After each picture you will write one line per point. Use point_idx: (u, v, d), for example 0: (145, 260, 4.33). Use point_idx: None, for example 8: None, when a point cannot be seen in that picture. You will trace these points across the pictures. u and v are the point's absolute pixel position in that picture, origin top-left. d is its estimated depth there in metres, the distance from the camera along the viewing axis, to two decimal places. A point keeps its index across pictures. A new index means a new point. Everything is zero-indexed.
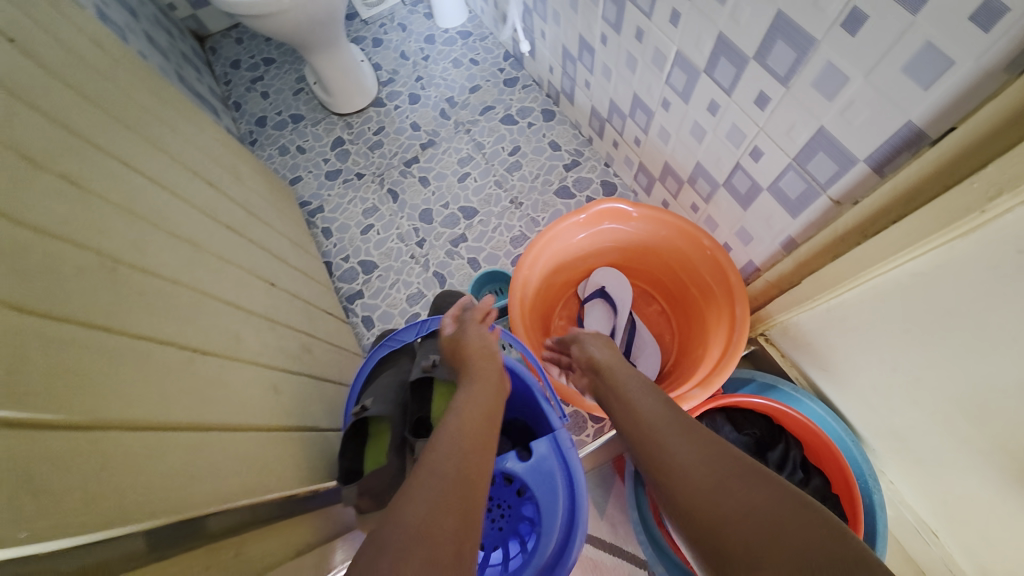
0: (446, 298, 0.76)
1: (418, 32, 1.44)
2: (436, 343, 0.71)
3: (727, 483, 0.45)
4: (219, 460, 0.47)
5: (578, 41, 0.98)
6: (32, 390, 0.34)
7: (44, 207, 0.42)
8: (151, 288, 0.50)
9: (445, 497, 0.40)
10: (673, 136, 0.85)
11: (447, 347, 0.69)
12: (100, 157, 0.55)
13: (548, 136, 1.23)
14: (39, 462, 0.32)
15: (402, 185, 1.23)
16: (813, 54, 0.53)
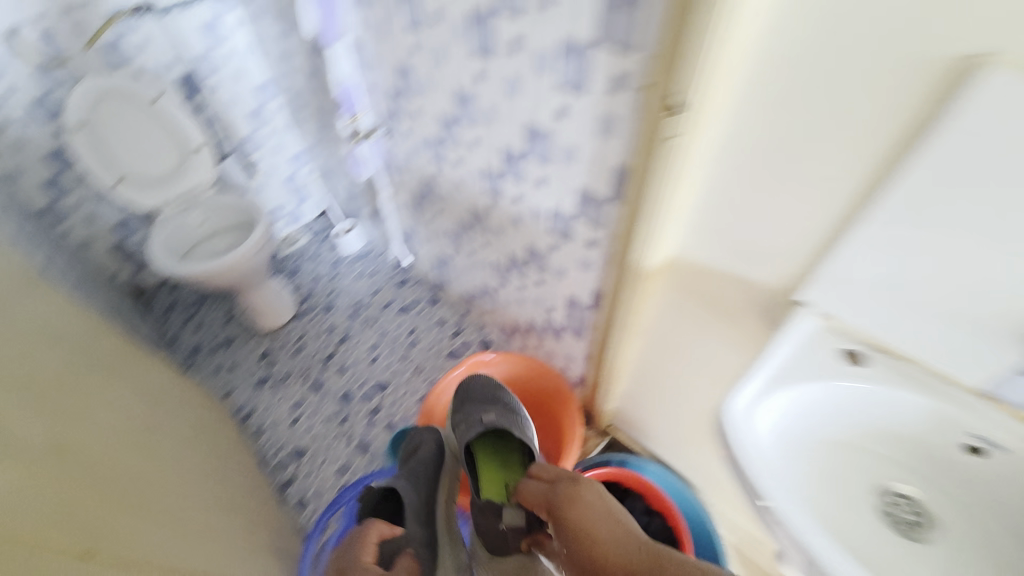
0: (481, 377, 1.04)
1: (326, 258, 1.88)
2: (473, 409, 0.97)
3: None
4: None
5: (440, 256, 1.46)
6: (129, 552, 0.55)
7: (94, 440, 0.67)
8: (154, 486, 0.72)
9: None
10: (511, 305, 1.29)
11: (496, 407, 0.95)
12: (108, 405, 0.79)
13: (436, 316, 1.63)
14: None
15: (323, 378, 1.51)
16: (547, 262, 0.99)
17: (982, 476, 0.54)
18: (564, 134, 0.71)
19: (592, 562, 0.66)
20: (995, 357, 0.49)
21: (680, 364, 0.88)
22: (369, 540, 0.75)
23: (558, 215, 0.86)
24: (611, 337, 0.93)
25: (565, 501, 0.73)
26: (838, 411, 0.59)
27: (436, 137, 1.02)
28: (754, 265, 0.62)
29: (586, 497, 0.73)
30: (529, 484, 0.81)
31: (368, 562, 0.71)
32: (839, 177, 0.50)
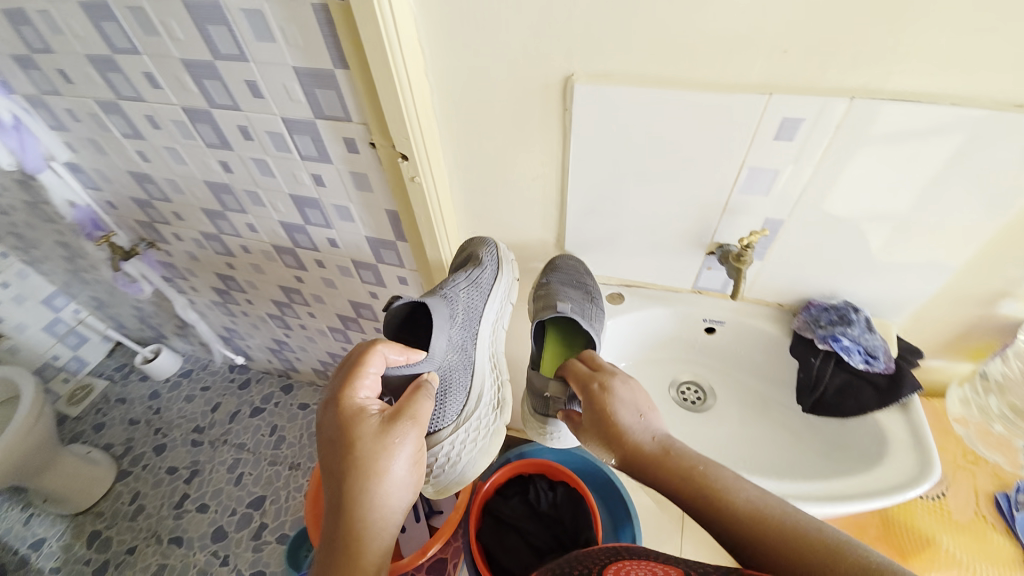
0: (564, 259, 0.68)
1: (138, 396, 1.60)
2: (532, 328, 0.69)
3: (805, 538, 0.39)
4: None
5: (273, 341, 1.37)
6: None
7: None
8: None
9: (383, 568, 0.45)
10: None
11: (571, 292, 0.64)
12: None
13: (295, 402, 1.52)
14: None
15: (183, 527, 1.29)
16: (374, 309, 1.02)
17: (726, 347, 0.70)
18: (329, 197, 0.77)
19: (611, 442, 0.51)
20: (690, 264, 0.65)
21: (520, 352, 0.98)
22: (368, 373, 0.51)
23: (362, 266, 0.90)
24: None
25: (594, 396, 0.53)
26: (622, 347, 0.71)
27: (211, 230, 0.97)
28: (527, 257, 0.74)
29: (625, 401, 0.52)
30: (571, 363, 0.58)
31: (366, 428, 0.48)
32: (538, 179, 0.62)
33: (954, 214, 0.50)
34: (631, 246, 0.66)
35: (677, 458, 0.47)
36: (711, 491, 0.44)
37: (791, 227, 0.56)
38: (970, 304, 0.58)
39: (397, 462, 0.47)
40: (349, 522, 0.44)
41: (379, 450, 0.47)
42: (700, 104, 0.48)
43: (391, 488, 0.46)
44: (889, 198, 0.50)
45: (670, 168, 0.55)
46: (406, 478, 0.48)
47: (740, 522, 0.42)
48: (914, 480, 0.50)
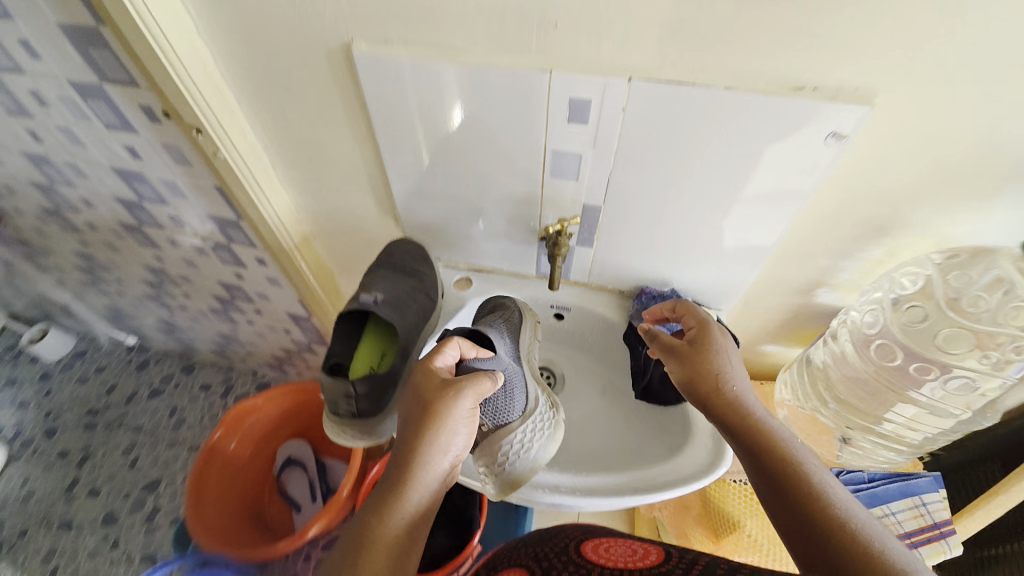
0: (401, 245, 0.63)
1: (28, 378, 1.49)
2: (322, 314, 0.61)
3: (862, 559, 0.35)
4: None
5: (162, 321, 1.29)
6: None
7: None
8: None
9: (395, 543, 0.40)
10: (257, 339, 1.22)
11: (395, 281, 0.59)
12: None
13: (197, 383, 1.46)
14: None
15: (71, 513, 1.24)
16: (246, 290, 0.96)
17: (575, 332, 0.69)
18: (153, 172, 0.69)
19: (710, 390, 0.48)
20: (529, 250, 0.62)
21: None
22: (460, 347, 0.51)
23: (217, 245, 0.84)
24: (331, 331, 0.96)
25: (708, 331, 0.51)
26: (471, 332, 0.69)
27: (48, 205, 0.88)
28: (373, 238, 0.70)
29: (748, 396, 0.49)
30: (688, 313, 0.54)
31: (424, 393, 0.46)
32: (357, 158, 0.57)
33: (757, 204, 0.48)
34: (465, 229, 0.62)
35: (788, 446, 0.44)
36: (803, 473, 0.42)
37: (608, 214, 0.53)
38: (791, 291, 0.58)
39: (442, 438, 0.44)
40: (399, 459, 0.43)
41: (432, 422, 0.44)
42: (487, 80, 0.44)
43: (436, 444, 0.44)
44: (692, 186, 0.48)
45: (481, 149, 0.51)
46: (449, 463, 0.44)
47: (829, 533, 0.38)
48: (704, 469, 0.51)
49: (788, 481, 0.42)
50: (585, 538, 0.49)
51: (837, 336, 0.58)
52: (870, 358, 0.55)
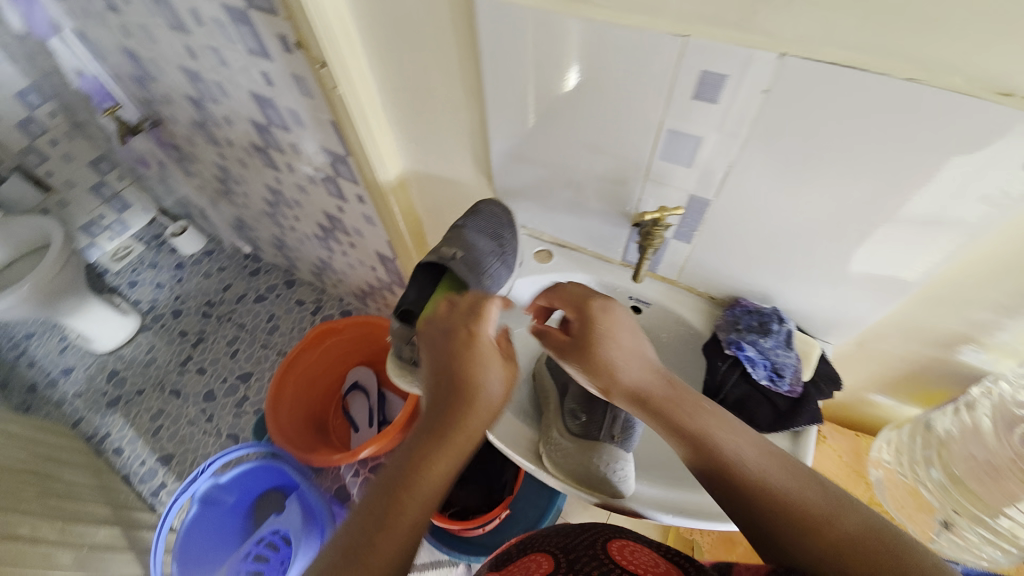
0: (488, 204, 0.61)
1: (166, 264, 1.78)
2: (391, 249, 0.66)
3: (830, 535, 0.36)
4: None
5: (274, 237, 1.44)
6: None
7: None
8: None
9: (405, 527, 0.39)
10: (347, 270, 1.31)
11: (479, 242, 0.59)
12: None
13: (294, 298, 1.63)
14: None
15: (182, 382, 1.47)
16: (344, 223, 1.02)
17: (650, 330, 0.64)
18: (282, 99, 0.74)
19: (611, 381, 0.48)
20: (618, 234, 0.58)
21: None
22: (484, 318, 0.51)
23: (325, 176, 0.89)
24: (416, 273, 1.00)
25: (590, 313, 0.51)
26: None
27: (198, 117, 0.99)
28: (465, 194, 0.70)
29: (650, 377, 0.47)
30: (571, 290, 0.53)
31: (458, 339, 0.49)
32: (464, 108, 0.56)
33: (906, 231, 0.40)
34: (554, 199, 0.59)
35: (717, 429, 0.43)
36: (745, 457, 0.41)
37: (715, 210, 0.48)
38: (928, 342, 0.50)
39: (477, 396, 0.46)
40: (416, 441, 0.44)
41: (472, 360, 0.47)
42: (608, 40, 0.40)
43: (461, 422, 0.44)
44: (817, 195, 0.41)
45: (587, 117, 0.47)
46: (482, 420, 0.45)
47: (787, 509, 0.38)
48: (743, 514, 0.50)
49: (733, 468, 0.41)
50: (613, 536, 0.49)
51: (973, 407, 0.52)
52: (1007, 441, 0.49)
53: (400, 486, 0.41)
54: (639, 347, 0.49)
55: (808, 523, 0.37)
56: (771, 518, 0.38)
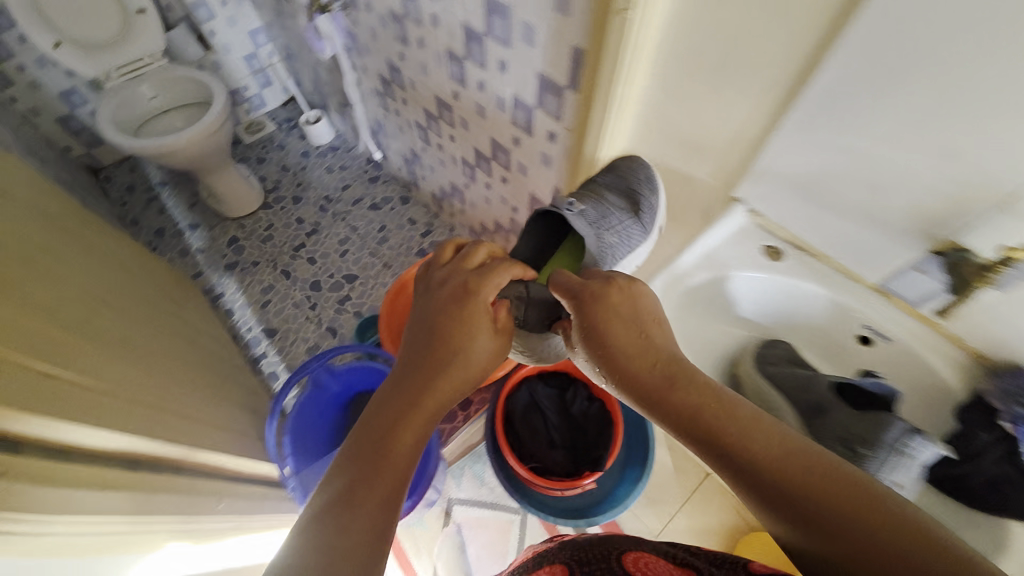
0: (622, 170, 0.70)
1: (294, 150, 1.82)
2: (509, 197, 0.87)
3: (824, 494, 0.39)
4: (175, 429, 0.73)
5: (410, 151, 1.43)
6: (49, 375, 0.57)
7: (37, 389, 0.54)
8: (107, 329, 0.79)
9: (399, 439, 0.49)
10: (478, 203, 1.29)
11: (602, 201, 0.68)
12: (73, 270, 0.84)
13: (407, 215, 1.63)
14: (63, 414, 0.54)
15: (293, 266, 1.53)
16: (510, 157, 0.98)
17: (865, 354, 0.71)
18: (522, 10, 0.69)
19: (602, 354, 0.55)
20: (895, 253, 0.59)
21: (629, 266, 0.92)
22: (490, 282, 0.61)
23: (520, 104, 0.84)
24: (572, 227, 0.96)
25: (587, 291, 0.57)
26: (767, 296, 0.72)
27: (398, 10, 0.95)
28: (697, 163, 0.64)
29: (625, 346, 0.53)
30: (558, 278, 0.62)
31: (452, 297, 0.60)
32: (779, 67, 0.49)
33: None
34: (843, 193, 0.58)
35: (698, 399, 0.48)
36: (730, 427, 0.45)
37: None
38: None
39: (462, 348, 0.56)
40: (416, 380, 0.54)
41: (458, 322, 0.58)
42: None
43: (453, 363, 0.55)
44: None
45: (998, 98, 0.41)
46: (468, 365, 0.56)
47: (777, 469, 0.42)
48: None
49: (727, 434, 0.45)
50: (628, 549, 0.48)
51: None
52: None
53: (400, 412, 0.51)
54: (630, 318, 0.54)
55: (806, 486, 0.40)
56: (771, 483, 0.42)
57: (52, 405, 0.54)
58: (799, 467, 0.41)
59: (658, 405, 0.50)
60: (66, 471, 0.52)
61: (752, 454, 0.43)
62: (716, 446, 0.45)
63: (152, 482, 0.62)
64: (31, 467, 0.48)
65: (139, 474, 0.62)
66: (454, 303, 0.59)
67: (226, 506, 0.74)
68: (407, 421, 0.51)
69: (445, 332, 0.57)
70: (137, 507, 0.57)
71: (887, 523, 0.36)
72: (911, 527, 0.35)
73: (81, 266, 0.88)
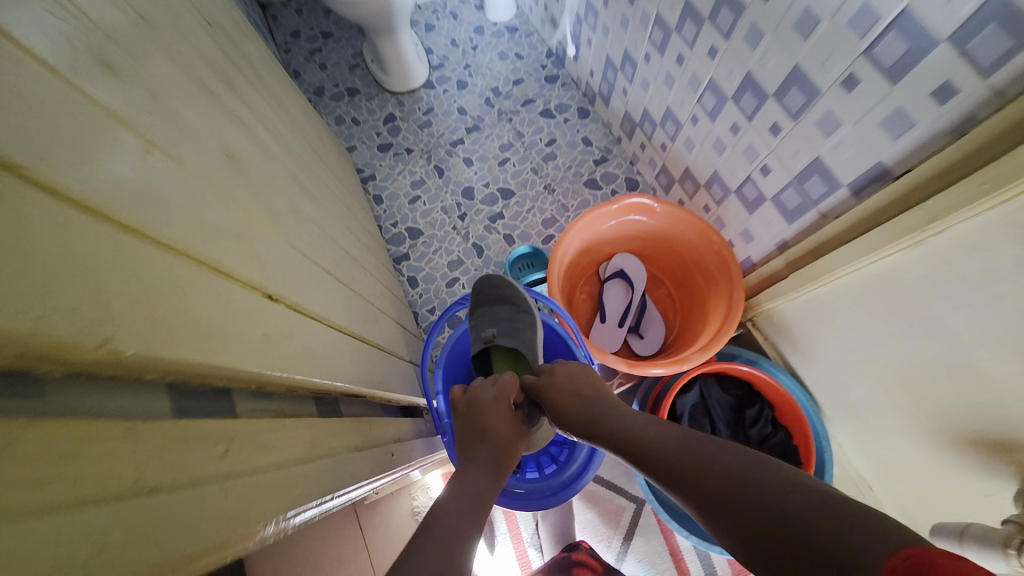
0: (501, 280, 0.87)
1: (467, 22, 1.55)
2: (489, 313, 0.88)
3: (798, 511, 0.45)
4: (359, 354, 0.64)
5: (620, 54, 1.13)
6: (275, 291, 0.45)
7: (264, 317, 0.42)
8: (303, 212, 0.67)
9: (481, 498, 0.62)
10: (697, 146, 1.01)
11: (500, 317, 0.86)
12: (271, 132, 0.72)
13: (581, 133, 1.37)
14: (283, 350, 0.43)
15: (447, 163, 1.37)
16: (813, 103, 0.69)
17: None
18: None
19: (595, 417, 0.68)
20: None
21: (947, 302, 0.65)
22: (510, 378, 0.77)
23: (903, 29, 0.55)
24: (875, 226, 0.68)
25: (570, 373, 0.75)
26: None
27: None
28: None
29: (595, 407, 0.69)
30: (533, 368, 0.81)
31: (484, 402, 0.73)
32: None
33: None
34: None
35: (668, 456, 0.57)
36: (696, 475, 0.54)
37: None
38: None
39: (498, 427, 0.71)
40: (484, 459, 0.67)
41: (488, 417, 0.72)
42: None
43: (496, 441, 0.69)
44: None
45: None
46: (507, 444, 0.70)
47: (754, 505, 0.48)
48: None
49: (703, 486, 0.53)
50: None
51: None
52: None
53: (466, 478, 0.64)
54: (595, 388, 0.72)
55: (782, 524, 0.45)
56: (759, 522, 0.47)
57: (273, 340, 0.42)
58: (761, 494, 0.48)
59: (653, 472, 0.59)
60: (286, 420, 0.42)
61: (720, 500, 0.51)
62: (707, 505, 0.52)
63: (348, 428, 0.53)
64: (262, 427, 0.38)
65: (335, 418, 0.52)
66: (487, 398, 0.73)
67: (398, 456, 0.65)
68: (486, 491, 0.64)
69: (483, 415, 0.71)
70: (342, 464, 0.48)
71: (779, 487, 0.48)
72: (796, 489, 0.47)
73: (275, 125, 0.76)
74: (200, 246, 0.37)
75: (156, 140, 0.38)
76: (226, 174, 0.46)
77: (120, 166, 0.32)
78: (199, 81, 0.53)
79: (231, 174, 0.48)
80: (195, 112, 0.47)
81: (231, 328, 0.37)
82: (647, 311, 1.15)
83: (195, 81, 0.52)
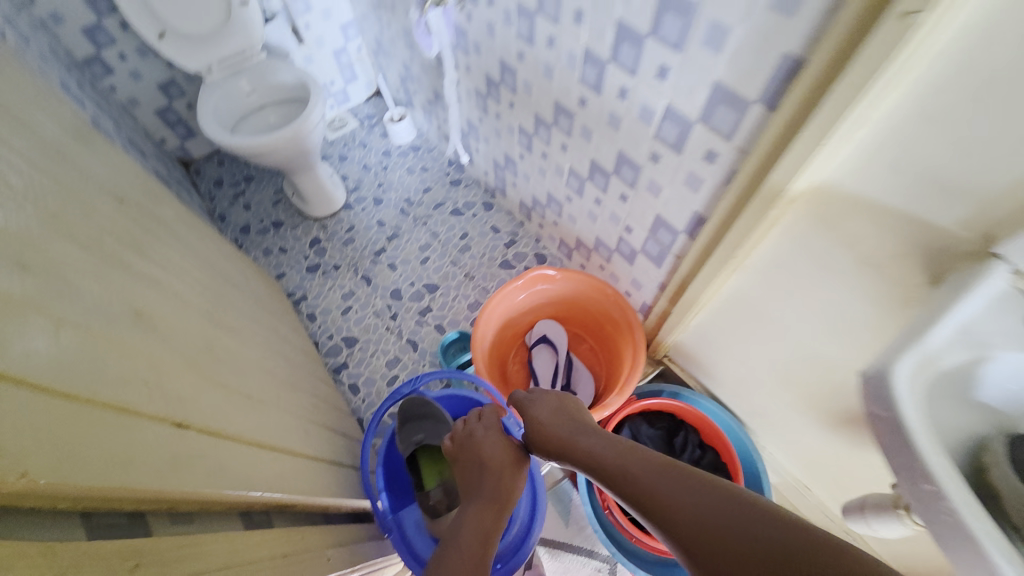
0: (415, 396, 0.96)
1: (375, 148, 1.77)
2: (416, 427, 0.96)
3: (790, 557, 0.45)
4: (284, 467, 0.67)
5: (505, 156, 1.33)
6: (186, 420, 0.52)
7: (172, 447, 0.48)
8: (221, 344, 0.73)
9: (484, 538, 0.67)
10: (579, 218, 1.18)
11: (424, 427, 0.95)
12: (187, 280, 0.80)
13: (489, 222, 1.55)
14: (201, 472, 0.49)
15: (373, 272, 1.49)
16: (640, 174, 0.87)
17: None
18: (715, 8, 0.57)
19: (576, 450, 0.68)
20: None
21: (779, 310, 0.79)
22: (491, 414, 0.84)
23: (673, 117, 0.73)
24: (709, 260, 0.83)
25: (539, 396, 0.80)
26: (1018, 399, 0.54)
27: (528, 5, 0.85)
28: (933, 203, 0.52)
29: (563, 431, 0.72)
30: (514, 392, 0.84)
31: (483, 441, 0.78)
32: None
33: None
34: None
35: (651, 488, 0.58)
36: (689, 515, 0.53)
37: None
38: None
39: (491, 458, 0.76)
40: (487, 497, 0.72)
41: (483, 454, 0.77)
42: None
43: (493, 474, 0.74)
44: None
45: None
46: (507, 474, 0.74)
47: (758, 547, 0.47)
48: None
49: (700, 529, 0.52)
50: None
51: None
52: None
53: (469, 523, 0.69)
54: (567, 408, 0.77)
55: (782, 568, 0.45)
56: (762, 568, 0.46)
57: (187, 465, 0.48)
58: (751, 535, 0.48)
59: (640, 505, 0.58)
60: (204, 536, 0.46)
61: (717, 543, 0.50)
62: (703, 548, 0.51)
63: (278, 538, 0.56)
64: (176, 544, 0.42)
65: (262, 531, 0.56)
66: (484, 437, 0.79)
67: (337, 559, 0.66)
68: (491, 527, 0.69)
69: (480, 453, 0.77)
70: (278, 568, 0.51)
71: (752, 523, 0.49)
72: (780, 523, 0.48)
73: (191, 273, 0.84)
74: (102, 397, 0.43)
75: (59, 317, 0.45)
76: (129, 330, 0.53)
77: (26, 343, 0.39)
78: (108, 255, 0.62)
79: (135, 328, 0.55)
80: (99, 283, 0.55)
81: (138, 464, 0.43)
82: (575, 367, 1.24)
83: (104, 257, 0.61)
